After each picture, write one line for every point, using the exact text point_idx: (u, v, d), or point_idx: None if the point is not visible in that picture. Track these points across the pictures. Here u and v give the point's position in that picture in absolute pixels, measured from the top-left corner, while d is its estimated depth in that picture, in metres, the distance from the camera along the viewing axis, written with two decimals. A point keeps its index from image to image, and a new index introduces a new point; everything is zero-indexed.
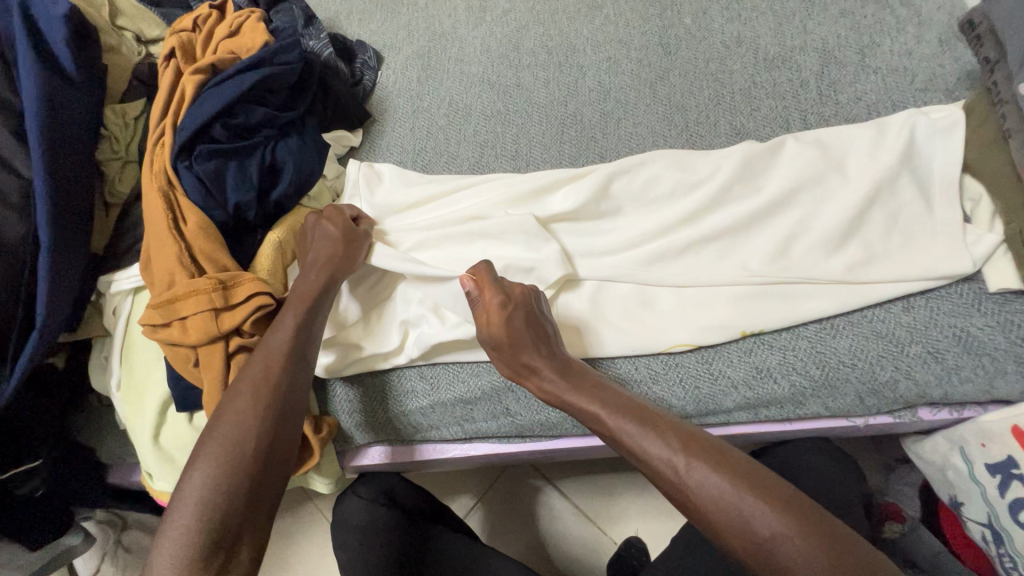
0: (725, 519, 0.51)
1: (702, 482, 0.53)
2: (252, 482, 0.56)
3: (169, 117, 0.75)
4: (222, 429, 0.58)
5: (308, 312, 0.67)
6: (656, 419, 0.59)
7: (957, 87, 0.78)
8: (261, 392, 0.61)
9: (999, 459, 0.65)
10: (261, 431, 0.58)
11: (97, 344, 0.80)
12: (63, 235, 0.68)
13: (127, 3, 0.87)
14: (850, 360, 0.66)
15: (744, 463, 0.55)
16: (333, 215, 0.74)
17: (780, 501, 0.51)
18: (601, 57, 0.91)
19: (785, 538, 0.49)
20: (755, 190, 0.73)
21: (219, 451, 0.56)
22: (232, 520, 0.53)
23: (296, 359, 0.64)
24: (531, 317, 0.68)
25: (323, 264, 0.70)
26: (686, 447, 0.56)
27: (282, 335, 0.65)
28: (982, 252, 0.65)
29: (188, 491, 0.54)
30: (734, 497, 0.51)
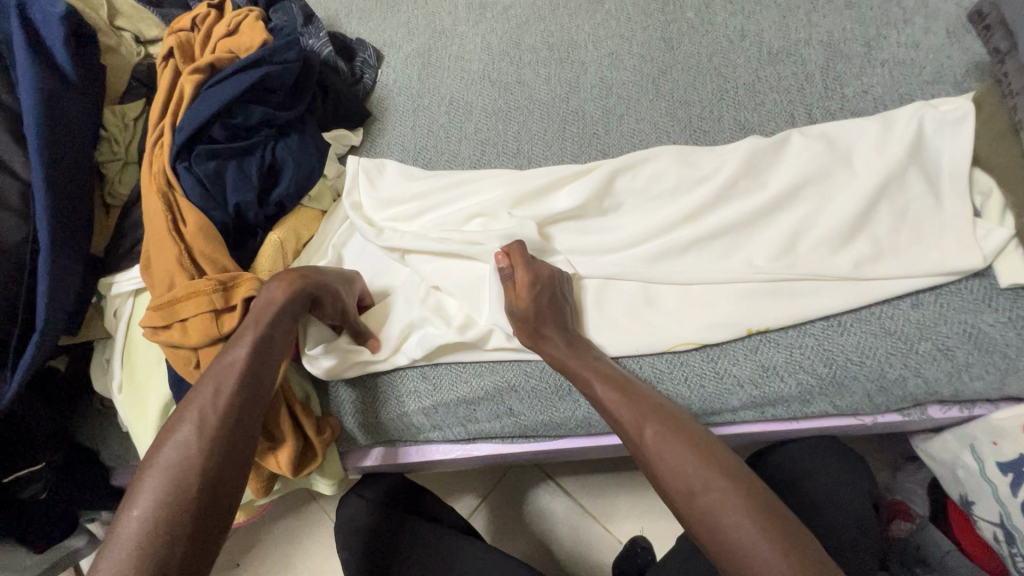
0: (681, 489, 0.54)
1: (665, 453, 0.56)
2: (202, 504, 0.51)
3: (167, 117, 0.75)
4: (168, 450, 0.54)
5: (269, 325, 0.63)
6: (637, 392, 0.62)
7: (965, 79, 0.76)
8: (209, 410, 0.56)
9: (1011, 458, 0.64)
10: (207, 449, 0.54)
11: (98, 346, 0.80)
12: (62, 237, 0.68)
13: (125, 4, 0.86)
14: (857, 357, 0.65)
15: (708, 441, 0.57)
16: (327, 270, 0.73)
17: (732, 476, 0.54)
18: (603, 52, 0.90)
19: (729, 511, 0.51)
20: (760, 186, 0.72)
21: (165, 473, 0.52)
22: (180, 541, 0.49)
23: (252, 377, 0.60)
24: (550, 297, 0.68)
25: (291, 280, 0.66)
26: (658, 420, 0.59)
27: (240, 349, 0.61)
28: (993, 247, 0.63)
29: (131, 514, 0.50)
30: (682, 463, 0.55)
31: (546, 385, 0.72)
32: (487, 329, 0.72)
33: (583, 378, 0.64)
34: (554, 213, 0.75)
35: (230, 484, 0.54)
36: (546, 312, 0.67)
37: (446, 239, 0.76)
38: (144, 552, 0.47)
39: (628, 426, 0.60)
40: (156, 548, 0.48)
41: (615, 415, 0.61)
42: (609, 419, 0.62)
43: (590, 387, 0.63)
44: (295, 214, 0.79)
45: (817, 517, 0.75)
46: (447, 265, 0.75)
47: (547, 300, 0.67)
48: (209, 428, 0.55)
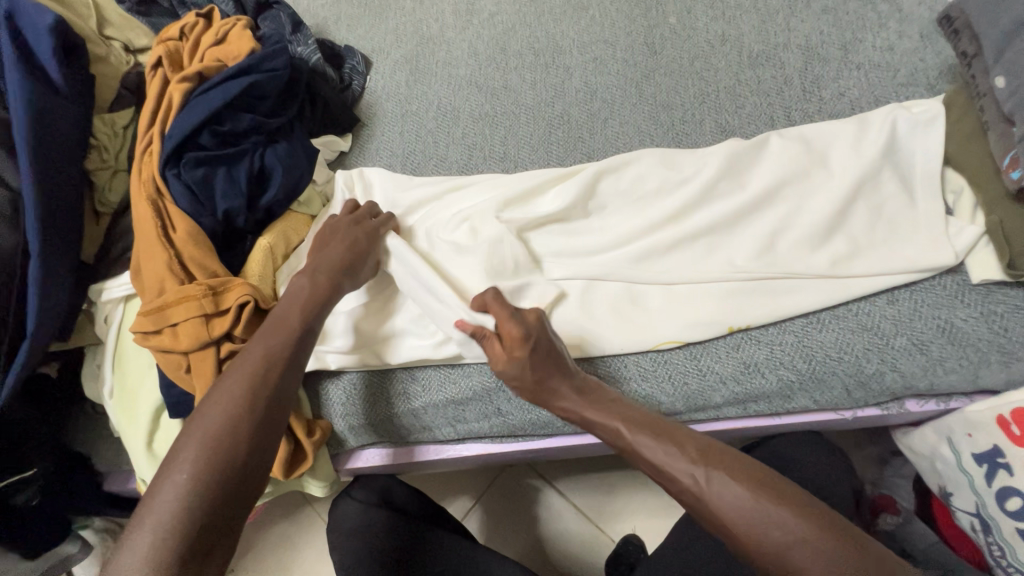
0: (738, 523, 0.51)
1: (711, 487, 0.53)
2: (239, 482, 0.54)
3: (156, 125, 0.76)
4: (209, 426, 0.56)
5: (313, 319, 0.67)
6: (662, 428, 0.59)
7: (938, 81, 0.78)
8: (256, 391, 0.59)
9: (985, 449, 0.66)
10: (250, 428, 0.56)
11: (90, 352, 0.81)
12: (52, 244, 0.69)
13: (115, 14, 0.87)
14: (836, 353, 0.67)
15: (749, 465, 0.55)
16: (356, 232, 0.74)
17: (791, 501, 0.51)
18: (587, 57, 0.91)
19: (797, 540, 0.48)
20: (740, 187, 0.74)
21: (205, 448, 0.54)
22: (219, 516, 0.51)
23: (295, 363, 0.63)
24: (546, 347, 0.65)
25: (332, 273, 0.69)
26: (693, 452, 0.56)
27: (285, 338, 0.64)
28: (964, 243, 0.65)
29: (167, 489, 0.51)
30: (689, 470, 0.55)
31: None
32: None
33: (600, 419, 0.61)
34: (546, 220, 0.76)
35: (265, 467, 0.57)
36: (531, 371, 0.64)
37: (435, 245, 0.77)
38: (180, 530, 0.49)
39: (663, 464, 0.56)
40: (193, 522, 0.50)
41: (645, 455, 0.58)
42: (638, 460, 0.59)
43: (617, 430, 0.60)
44: (285, 220, 0.79)
45: None
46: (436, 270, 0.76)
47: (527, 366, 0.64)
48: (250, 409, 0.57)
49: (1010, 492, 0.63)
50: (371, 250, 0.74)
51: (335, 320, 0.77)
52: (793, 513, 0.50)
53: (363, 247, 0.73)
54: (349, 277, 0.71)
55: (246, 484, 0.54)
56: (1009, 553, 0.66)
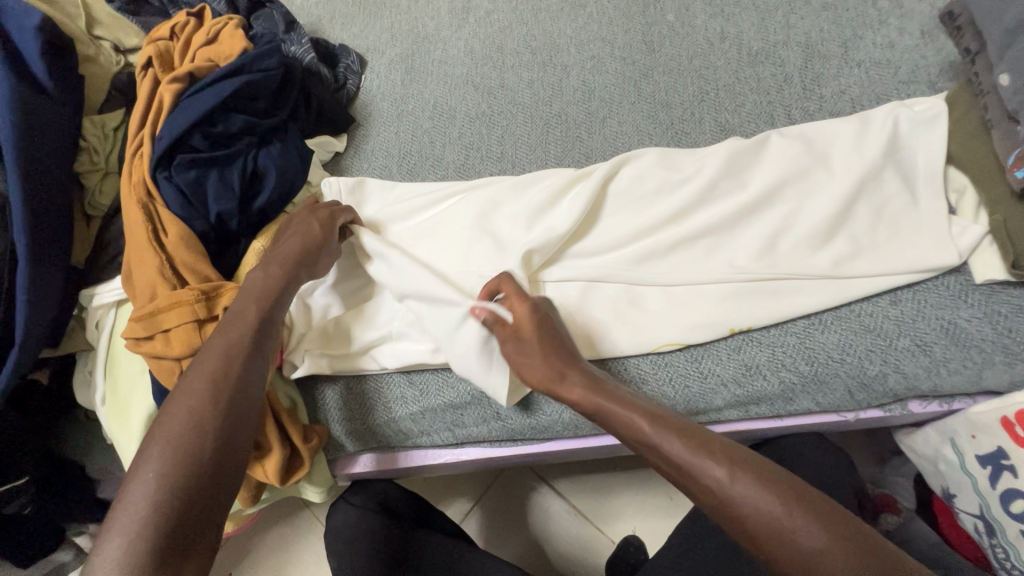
0: (772, 540, 0.47)
1: (743, 499, 0.49)
2: (213, 477, 0.53)
3: (147, 127, 0.74)
4: (176, 423, 0.54)
5: (270, 311, 0.65)
6: (690, 430, 0.55)
7: (940, 78, 0.77)
8: (219, 383, 0.57)
9: (990, 451, 0.65)
10: (219, 422, 0.55)
11: (81, 358, 0.79)
12: (41, 249, 0.67)
13: (104, 13, 0.86)
14: (838, 355, 0.66)
15: (785, 478, 0.51)
16: (315, 222, 0.72)
17: (804, 505, 0.48)
18: (585, 56, 0.90)
19: (835, 564, 0.45)
20: (740, 187, 0.73)
21: (173, 447, 0.52)
22: (193, 513, 0.50)
23: (256, 351, 0.62)
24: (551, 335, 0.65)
25: (289, 265, 0.68)
26: (726, 457, 0.52)
27: (244, 328, 0.62)
28: (968, 244, 0.65)
29: (135, 493, 0.49)
30: (698, 464, 0.52)
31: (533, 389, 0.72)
32: None
33: (619, 416, 0.57)
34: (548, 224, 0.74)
35: (238, 457, 0.55)
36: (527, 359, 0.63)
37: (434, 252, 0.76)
38: (152, 531, 0.48)
39: (692, 468, 0.52)
40: (167, 522, 0.48)
41: (671, 457, 0.54)
42: (660, 462, 0.55)
43: (642, 430, 0.56)
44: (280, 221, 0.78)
45: None
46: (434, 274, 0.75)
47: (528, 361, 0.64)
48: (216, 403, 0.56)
49: (1014, 494, 0.63)
50: (329, 242, 0.72)
51: (327, 324, 0.76)
52: (805, 518, 0.47)
53: (323, 238, 0.71)
54: (306, 266, 0.70)
55: (222, 478, 0.53)
56: (1014, 556, 0.65)
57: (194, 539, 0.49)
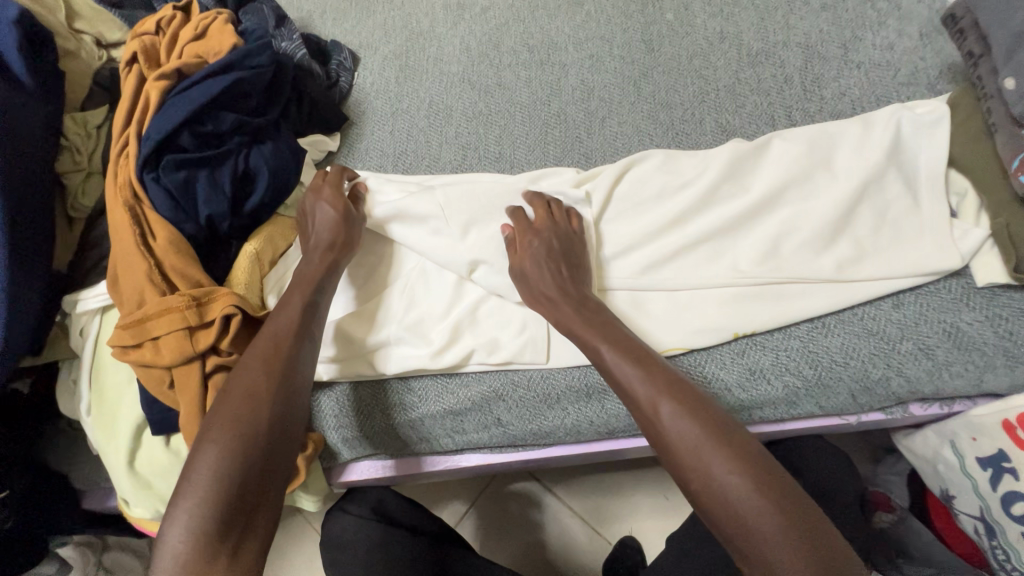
0: (676, 449, 0.52)
1: (681, 432, 0.52)
2: (269, 460, 0.54)
3: (132, 127, 0.71)
4: (234, 405, 0.55)
5: (313, 295, 0.65)
6: (636, 351, 0.59)
7: (939, 80, 0.78)
8: (272, 365, 0.58)
9: (990, 453, 0.65)
10: (273, 408, 0.56)
11: (65, 367, 0.76)
12: (21, 253, 0.64)
13: (85, 6, 0.82)
14: (842, 359, 0.66)
15: (726, 420, 0.54)
16: (333, 199, 0.72)
17: (719, 431, 0.52)
18: (583, 54, 0.89)
19: (724, 473, 0.49)
20: (742, 190, 0.72)
21: (233, 424, 0.53)
22: (250, 495, 0.51)
23: (306, 335, 0.62)
24: (557, 244, 0.69)
25: (324, 250, 0.68)
26: (658, 376, 0.56)
27: (291, 314, 0.62)
28: (970, 247, 0.65)
29: (201, 462, 0.51)
30: (629, 377, 0.57)
31: (534, 395, 0.71)
32: (470, 345, 0.71)
33: (589, 342, 0.61)
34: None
35: (291, 436, 0.56)
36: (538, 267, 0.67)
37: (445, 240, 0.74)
38: (220, 499, 0.50)
39: (625, 379, 0.57)
40: (229, 493, 0.50)
41: (612, 367, 0.58)
42: (618, 388, 0.58)
43: (592, 339, 0.60)
44: (272, 224, 0.76)
45: None
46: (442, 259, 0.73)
47: (536, 267, 0.67)
48: (272, 386, 0.57)
49: (1015, 496, 0.63)
50: (353, 215, 0.72)
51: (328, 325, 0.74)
52: (715, 445, 0.51)
53: (348, 216, 0.71)
54: (343, 252, 0.69)
55: (278, 464, 0.54)
56: (1014, 556, 0.65)
57: (256, 508, 0.52)
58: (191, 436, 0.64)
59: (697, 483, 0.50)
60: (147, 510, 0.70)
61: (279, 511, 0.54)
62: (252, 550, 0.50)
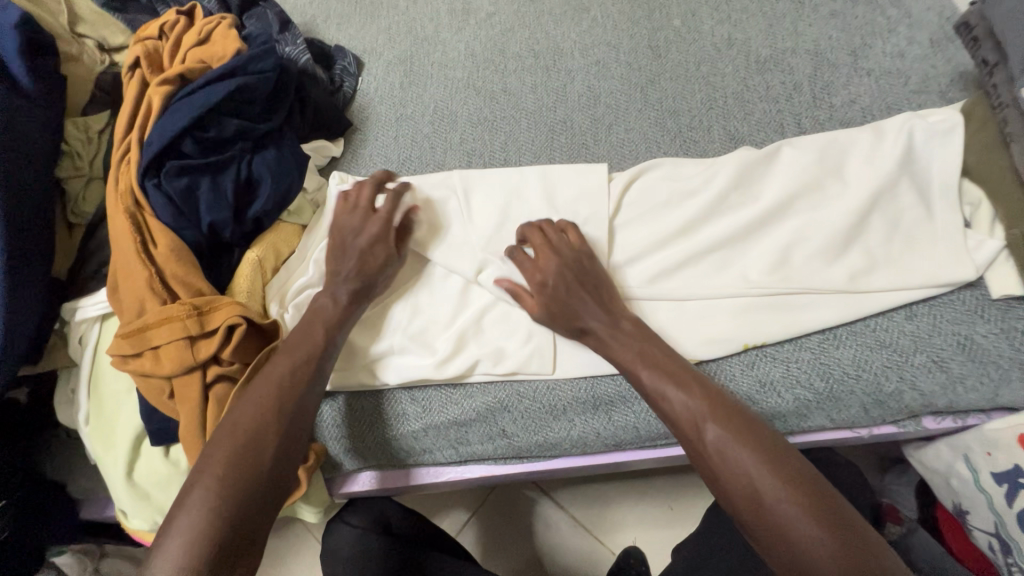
0: (728, 478, 0.52)
1: (729, 456, 0.52)
2: (263, 498, 0.54)
3: (135, 132, 0.70)
4: (235, 436, 0.56)
5: (331, 337, 0.65)
6: (684, 375, 0.59)
7: (950, 88, 0.77)
8: (279, 402, 0.59)
9: (1006, 468, 0.64)
10: (274, 444, 0.57)
11: (63, 375, 0.75)
12: (19, 261, 0.63)
13: (88, 10, 0.82)
14: (854, 371, 0.65)
15: (774, 441, 0.54)
16: (382, 246, 0.69)
17: (774, 458, 0.52)
18: (589, 60, 0.88)
19: (781, 503, 0.49)
20: (752, 198, 0.71)
21: (231, 458, 0.54)
22: (242, 532, 0.52)
23: (318, 374, 0.62)
24: (576, 267, 0.67)
25: (351, 294, 0.67)
26: (707, 400, 0.56)
27: (308, 349, 0.63)
28: (985, 258, 0.64)
29: (196, 494, 0.52)
30: (677, 401, 0.57)
31: (540, 406, 0.70)
32: (476, 354, 0.70)
33: (630, 367, 0.61)
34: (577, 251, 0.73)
35: (286, 474, 0.57)
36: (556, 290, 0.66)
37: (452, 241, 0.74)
38: (213, 531, 0.50)
39: (671, 404, 0.57)
40: (224, 526, 0.51)
41: (659, 392, 0.59)
42: (662, 410, 0.58)
43: (635, 365, 0.61)
44: (275, 231, 0.75)
45: None
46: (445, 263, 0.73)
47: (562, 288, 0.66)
48: (278, 422, 0.58)
49: None
50: (393, 262, 0.70)
51: None
52: (771, 472, 0.51)
53: (385, 266, 0.69)
54: (370, 296, 0.69)
55: (270, 501, 0.55)
56: None
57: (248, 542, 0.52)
58: (190, 447, 0.63)
59: (752, 513, 0.50)
60: (145, 522, 0.69)
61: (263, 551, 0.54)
62: None
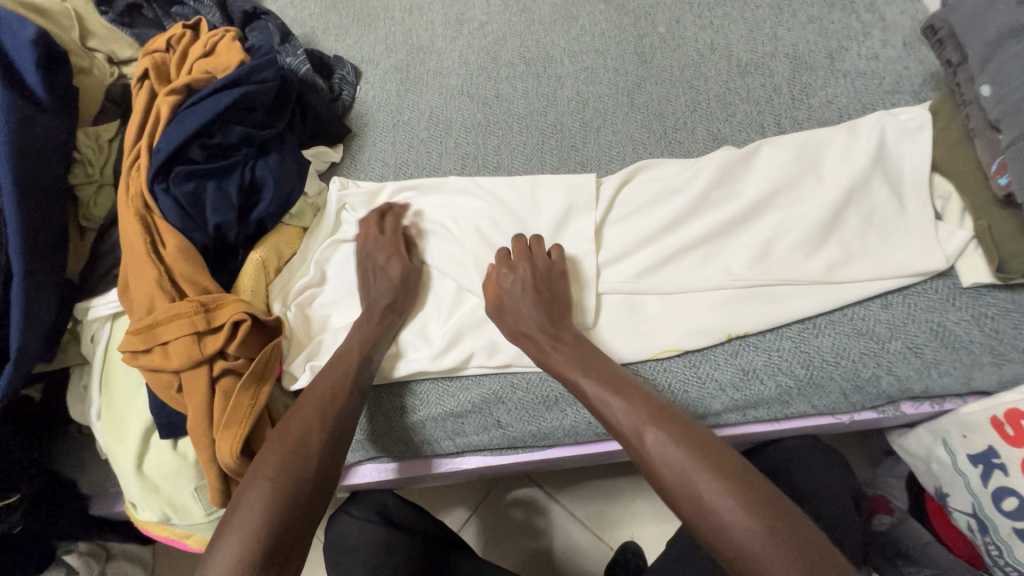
0: (665, 477, 0.55)
1: (669, 459, 0.56)
2: (312, 502, 0.58)
3: (143, 140, 0.74)
4: (287, 441, 0.60)
5: (370, 351, 0.70)
6: (622, 382, 0.63)
7: (923, 88, 0.80)
8: (327, 413, 0.63)
9: (980, 449, 0.66)
10: (322, 449, 0.61)
11: (75, 373, 0.78)
12: (34, 262, 0.67)
13: (98, 25, 0.86)
14: (833, 358, 0.67)
15: (709, 441, 0.57)
16: (394, 260, 0.77)
17: (706, 454, 0.55)
18: (578, 67, 0.92)
19: (712, 496, 0.52)
20: (732, 196, 0.74)
21: (285, 463, 0.58)
22: (292, 531, 0.55)
23: (361, 387, 0.67)
24: (536, 278, 0.72)
25: (381, 313, 0.73)
26: (643, 406, 0.60)
27: (350, 363, 0.68)
28: (954, 248, 0.67)
29: (253, 496, 0.56)
30: (615, 409, 0.61)
31: (533, 397, 0.73)
32: (471, 347, 0.73)
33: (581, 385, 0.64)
34: (568, 248, 0.76)
35: (332, 479, 0.61)
36: (516, 300, 0.71)
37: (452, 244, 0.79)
38: (267, 532, 0.54)
39: (612, 413, 0.61)
40: (278, 525, 0.55)
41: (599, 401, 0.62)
42: (605, 419, 0.62)
43: (577, 375, 0.65)
44: (278, 233, 0.79)
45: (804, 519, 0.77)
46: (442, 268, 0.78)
47: (520, 301, 0.71)
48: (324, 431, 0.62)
49: (1006, 492, 0.64)
50: (410, 279, 0.77)
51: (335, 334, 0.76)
52: (702, 467, 0.54)
53: (406, 280, 0.76)
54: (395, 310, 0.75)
55: (316, 504, 0.59)
56: (1006, 553, 0.66)
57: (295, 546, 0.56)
58: (197, 438, 0.66)
59: (689, 507, 0.53)
60: (154, 513, 0.72)
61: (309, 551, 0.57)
62: None
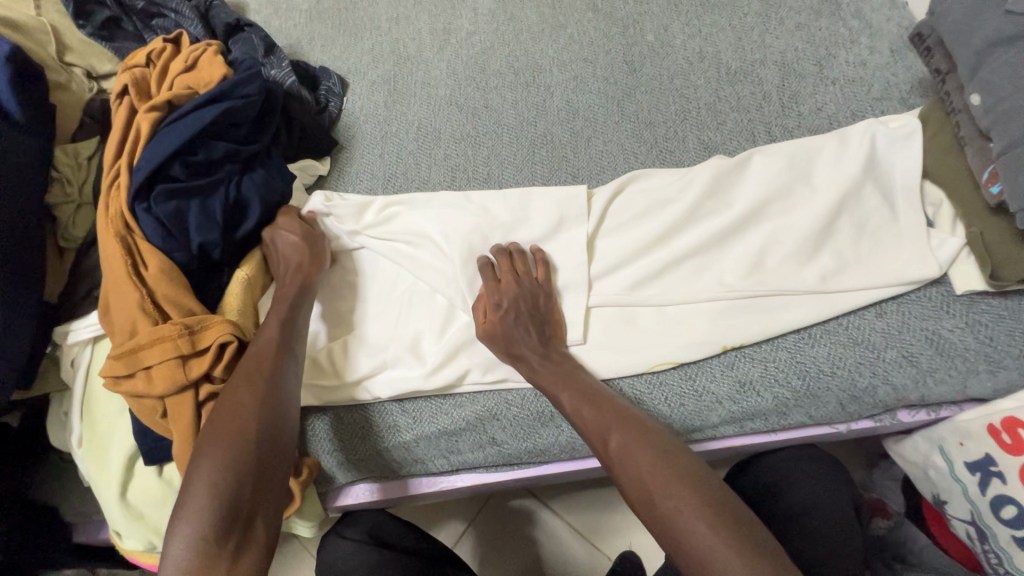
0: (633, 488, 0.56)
1: (631, 464, 0.57)
2: (263, 469, 0.57)
3: (123, 158, 0.72)
4: (222, 420, 0.58)
5: (290, 312, 0.69)
6: (594, 392, 0.64)
7: (910, 95, 0.80)
8: (256, 380, 0.61)
9: (978, 457, 0.66)
10: (261, 417, 0.59)
11: (56, 399, 0.75)
12: (10, 286, 0.64)
13: (76, 39, 0.84)
14: (830, 368, 0.67)
15: (677, 454, 0.57)
16: (289, 222, 0.76)
17: (672, 466, 0.55)
18: (567, 76, 0.91)
19: (676, 508, 0.52)
20: (725, 206, 0.74)
21: (226, 438, 0.56)
22: (244, 501, 0.54)
23: (287, 352, 0.66)
24: (526, 305, 0.70)
25: (295, 268, 0.72)
26: (614, 417, 0.60)
27: (272, 332, 0.67)
28: (947, 255, 0.67)
29: (197, 476, 0.54)
30: (586, 419, 0.61)
31: (528, 413, 0.71)
32: (466, 365, 0.72)
33: (553, 392, 0.65)
34: (560, 261, 0.75)
35: (284, 445, 0.60)
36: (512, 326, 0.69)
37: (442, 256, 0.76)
38: (217, 507, 0.53)
39: (583, 423, 0.62)
40: (226, 499, 0.53)
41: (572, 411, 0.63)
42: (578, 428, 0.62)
43: (550, 385, 0.65)
44: (263, 250, 0.77)
45: (804, 532, 0.76)
46: (431, 282, 0.76)
47: (517, 326, 0.69)
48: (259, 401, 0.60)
49: (1005, 500, 0.63)
50: (314, 238, 0.76)
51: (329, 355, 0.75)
52: (668, 479, 0.54)
53: (309, 236, 0.75)
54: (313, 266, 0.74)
55: (269, 472, 0.57)
56: (1006, 561, 0.66)
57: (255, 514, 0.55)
58: (184, 465, 0.64)
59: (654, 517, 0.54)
60: (139, 542, 0.70)
61: (275, 518, 0.56)
62: (252, 554, 0.53)
